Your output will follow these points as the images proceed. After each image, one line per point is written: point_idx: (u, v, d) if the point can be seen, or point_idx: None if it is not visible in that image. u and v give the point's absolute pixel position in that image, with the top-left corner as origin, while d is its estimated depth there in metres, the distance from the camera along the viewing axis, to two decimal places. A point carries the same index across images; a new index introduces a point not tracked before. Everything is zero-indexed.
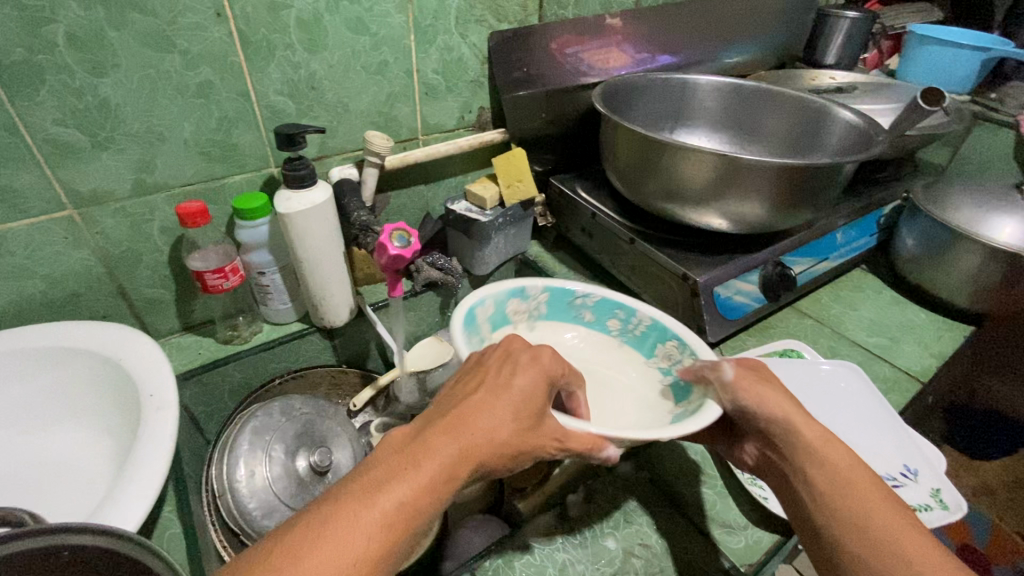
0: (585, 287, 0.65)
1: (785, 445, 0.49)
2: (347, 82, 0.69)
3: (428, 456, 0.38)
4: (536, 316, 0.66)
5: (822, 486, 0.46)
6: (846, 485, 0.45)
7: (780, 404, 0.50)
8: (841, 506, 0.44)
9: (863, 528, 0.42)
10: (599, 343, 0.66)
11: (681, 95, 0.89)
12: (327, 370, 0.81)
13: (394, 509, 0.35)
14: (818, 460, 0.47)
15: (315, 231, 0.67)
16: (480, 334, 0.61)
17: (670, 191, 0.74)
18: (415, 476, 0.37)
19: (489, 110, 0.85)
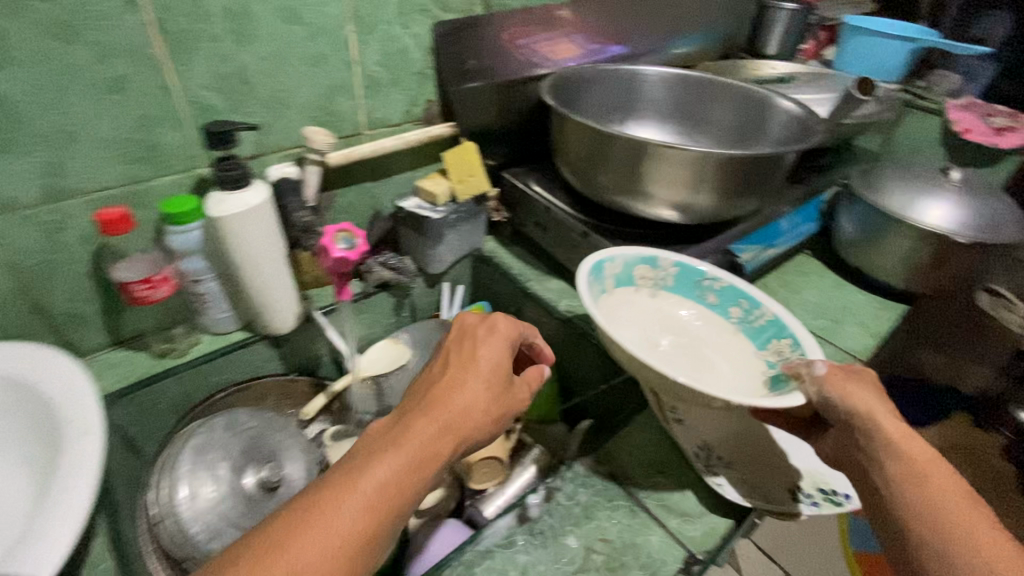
0: (718, 272, 0.69)
1: (859, 436, 0.48)
2: (282, 75, 0.65)
3: (412, 432, 0.43)
4: (663, 287, 0.71)
5: (893, 474, 0.44)
6: (921, 475, 0.43)
7: (864, 396, 0.49)
8: (916, 494, 0.42)
9: (936, 519, 0.41)
10: (715, 324, 0.68)
11: (629, 86, 0.89)
12: (275, 380, 0.77)
13: (385, 483, 0.40)
14: (892, 449, 0.45)
15: (253, 235, 0.63)
16: (602, 285, 0.67)
17: (620, 184, 0.74)
18: (404, 450, 0.41)
19: (437, 103, 0.82)
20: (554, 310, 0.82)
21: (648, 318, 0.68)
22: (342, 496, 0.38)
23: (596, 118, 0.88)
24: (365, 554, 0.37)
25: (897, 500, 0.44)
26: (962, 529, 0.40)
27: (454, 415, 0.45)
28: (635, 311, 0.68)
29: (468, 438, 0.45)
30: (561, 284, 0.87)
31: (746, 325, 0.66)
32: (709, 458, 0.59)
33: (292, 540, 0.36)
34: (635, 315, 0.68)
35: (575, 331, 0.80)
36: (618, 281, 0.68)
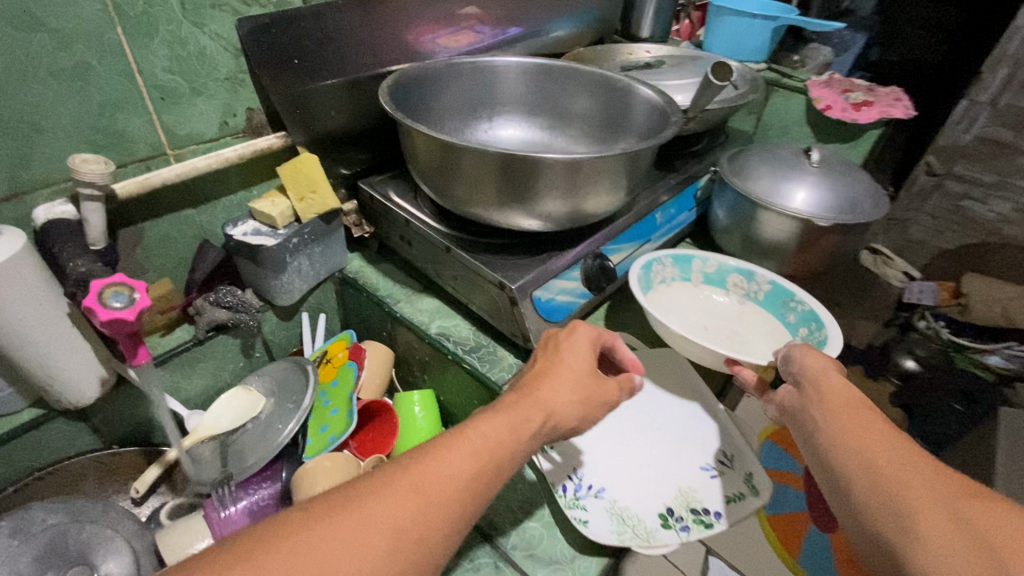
0: (807, 297, 0.76)
1: (809, 388, 0.53)
2: (28, 94, 0.52)
3: (516, 402, 0.46)
4: (754, 299, 0.81)
5: (833, 412, 0.49)
6: (854, 413, 0.48)
7: (824, 360, 0.55)
8: (845, 420, 0.47)
9: (868, 441, 0.44)
10: (780, 339, 0.76)
11: (486, 80, 0.82)
12: (91, 459, 0.64)
13: (493, 440, 0.42)
14: (831, 392, 0.51)
15: (8, 300, 0.50)
16: (689, 271, 0.82)
17: (474, 192, 0.67)
18: (510, 415, 0.44)
19: (262, 111, 0.71)
20: (425, 334, 0.74)
21: (719, 314, 0.80)
22: (457, 441, 0.40)
23: (457, 118, 0.82)
24: (472, 502, 0.38)
25: (830, 435, 0.47)
26: (891, 444, 0.44)
27: (554, 396, 0.47)
28: (716, 306, 0.81)
29: (561, 418, 0.47)
30: (434, 302, 0.79)
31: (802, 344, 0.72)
32: (577, 489, 0.55)
33: (411, 469, 0.37)
34: (701, 303, 0.81)
35: (446, 356, 0.72)
36: (706, 278, 0.83)
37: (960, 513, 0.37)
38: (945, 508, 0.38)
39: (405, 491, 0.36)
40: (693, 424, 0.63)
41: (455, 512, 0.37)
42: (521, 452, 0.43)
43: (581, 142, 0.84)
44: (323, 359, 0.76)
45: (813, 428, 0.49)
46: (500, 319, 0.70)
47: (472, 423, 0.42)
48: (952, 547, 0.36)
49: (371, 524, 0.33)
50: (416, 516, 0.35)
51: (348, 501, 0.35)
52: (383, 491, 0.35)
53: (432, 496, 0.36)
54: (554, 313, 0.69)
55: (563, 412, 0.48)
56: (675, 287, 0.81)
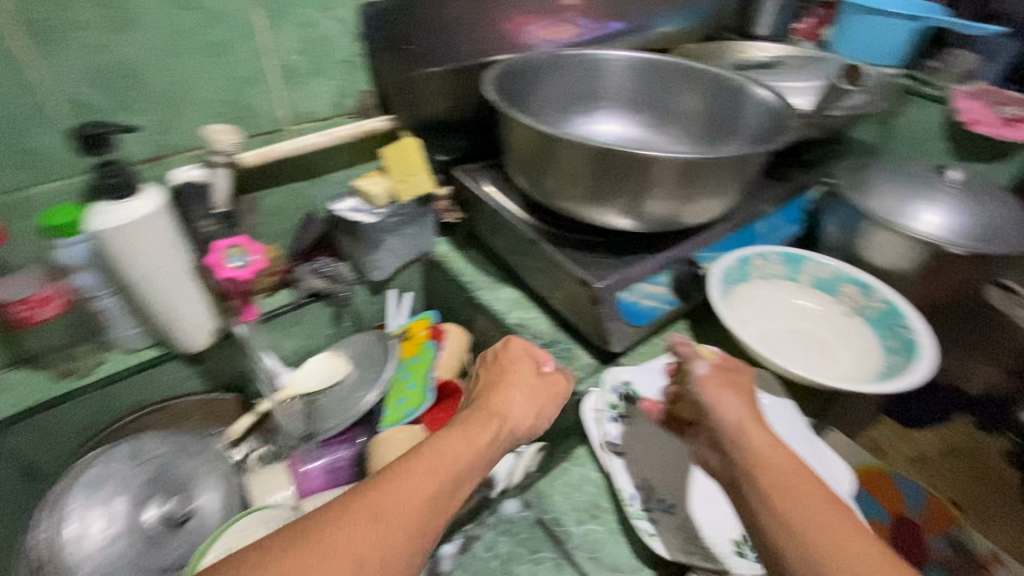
0: (920, 325, 0.67)
1: (736, 453, 0.46)
2: (177, 67, 0.58)
3: (470, 421, 0.48)
4: (862, 316, 0.73)
5: (785, 503, 0.41)
6: (814, 507, 0.40)
7: (746, 408, 0.49)
8: (794, 514, 0.40)
9: (838, 554, 0.38)
10: (867, 360, 0.69)
11: (592, 73, 0.80)
12: (196, 399, 0.71)
13: (449, 458, 0.43)
14: (763, 463, 0.44)
15: (145, 249, 0.56)
16: (800, 272, 0.78)
17: (568, 186, 0.67)
18: (460, 431, 0.47)
19: (372, 94, 0.74)
20: (503, 323, 0.75)
21: (818, 322, 0.75)
22: (416, 466, 0.42)
23: (559, 109, 0.81)
24: (433, 517, 0.40)
25: (791, 543, 0.39)
26: (860, 556, 0.37)
27: (505, 411, 0.51)
28: (815, 313, 0.76)
29: (516, 426, 0.51)
30: (514, 293, 0.79)
31: (885, 371, 0.66)
32: (645, 499, 0.53)
33: (371, 494, 0.39)
34: (800, 307, 0.76)
35: None
36: (816, 281, 0.77)
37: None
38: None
39: (363, 518, 0.37)
40: None
41: (420, 530, 0.39)
42: (478, 464, 0.45)
43: (683, 142, 0.81)
44: (405, 337, 0.80)
45: (758, 523, 0.42)
46: (581, 317, 0.68)
47: (431, 443, 0.44)
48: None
49: (336, 555, 0.35)
50: (382, 541, 0.37)
51: (311, 530, 0.36)
52: (341, 521, 0.37)
53: (392, 522, 0.38)
54: (639, 317, 0.67)
55: (516, 423, 0.51)
56: (776, 285, 0.77)
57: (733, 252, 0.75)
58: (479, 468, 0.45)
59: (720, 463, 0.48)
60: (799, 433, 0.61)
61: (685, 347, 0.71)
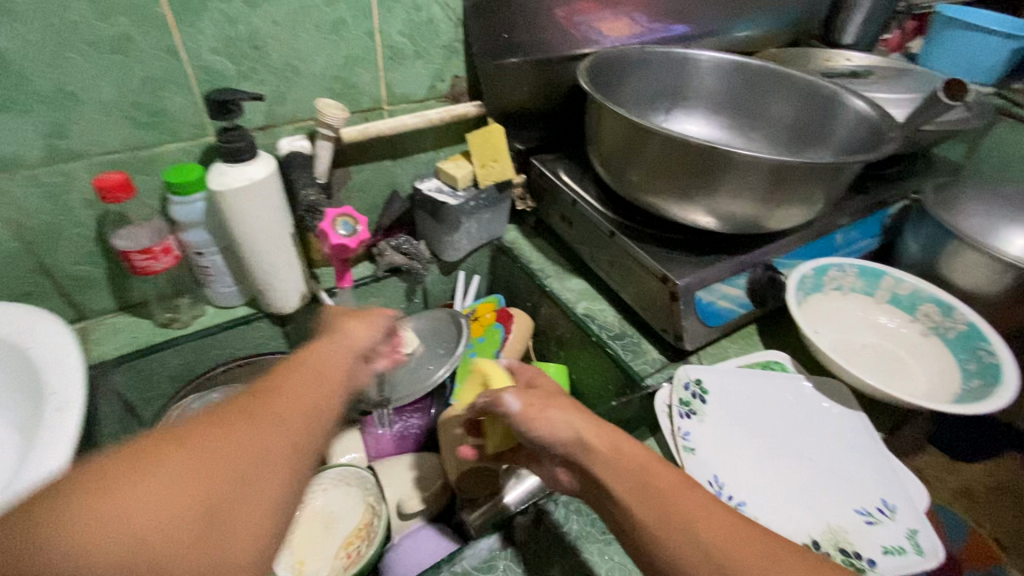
0: (1002, 349, 0.65)
1: (577, 456, 0.46)
2: (297, 42, 0.61)
3: (317, 344, 0.44)
4: (940, 336, 0.72)
5: (633, 499, 0.43)
6: (671, 501, 0.42)
7: (562, 416, 0.47)
8: (663, 513, 0.41)
9: (703, 549, 0.39)
10: (944, 382, 0.68)
11: (679, 71, 0.81)
12: (276, 358, 0.73)
13: (298, 393, 0.38)
14: (607, 461, 0.44)
15: (256, 211, 0.60)
16: (877, 288, 0.77)
17: (654, 181, 0.68)
18: (297, 380, 0.39)
19: (465, 79, 0.76)
20: (571, 312, 0.76)
21: (894, 340, 0.74)
22: (275, 390, 0.37)
23: (645, 104, 0.82)
24: (284, 460, 0.34)
25: (657, 544, 0.41)
26: (718, 545, 0.40)
27: (350, 328, 0.47)
28: (891, 330, 0.75)
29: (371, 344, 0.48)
30: (583, 284, 0.81)
31: (962, 394, 0.65)
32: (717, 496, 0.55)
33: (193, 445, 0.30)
34: (876, 323, 0.76)
35: (589, 338, 0.74)
36: (894, 298, 0.76)
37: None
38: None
39: (213, 441, 0.31)
40: (853, 466, 0.59)
41: (295, 444, 0.35)
42: (341, 376, 0.42)
43: (767, 147, 0.81)
44: (473, 317, 0.83)
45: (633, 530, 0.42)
46: (652, 312, 0.70)
47: (287, 366, 0.40)
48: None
49: (196, 482, 0.29)
50: (250, 460, 0.32)
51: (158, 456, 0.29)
52: (192, 442, 0.31)
53: (260, 439, 0.33)
54: (713, 317, 0.68)
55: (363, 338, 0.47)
56: (851, 298, 0.77)
57: (811, 260, 0.75)
58: (341, 381, 0.41)
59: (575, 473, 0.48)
60: (877, 446, 0.60)
61: (756, 351, 0.72)
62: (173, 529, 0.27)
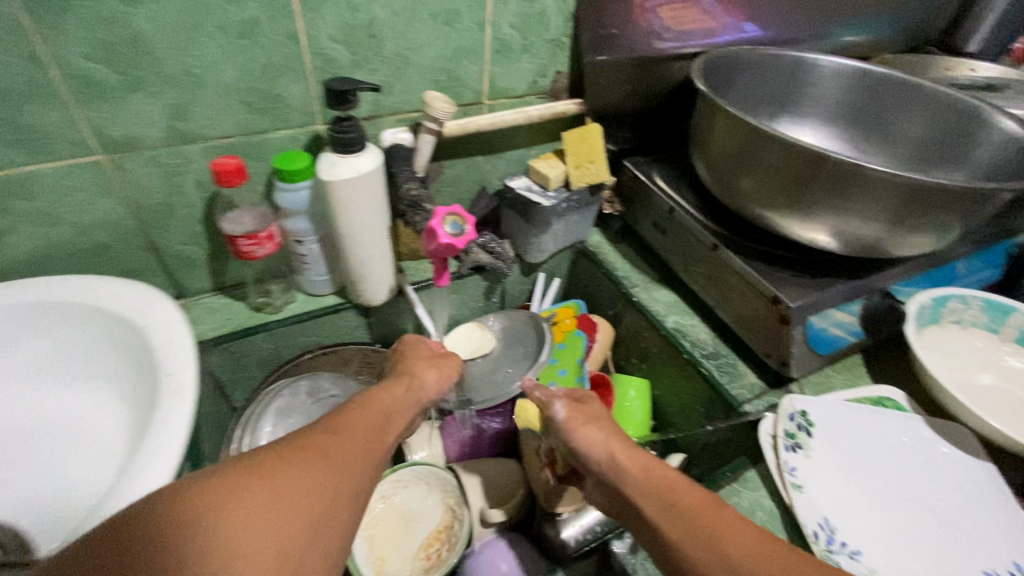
0: None
1: (607, 478, 0.44)
2: (411, 32, 0.59)
3: (384, 387, 0.49)
4: None
5: (663, 515, 0.39)
6: (699, 519, 0.38)
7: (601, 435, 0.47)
8: (690, 527, 0.37)
9: (733, 568, 0.35)
10: None
11: (795, 77, 0.76)
12: (359, 348, 0.73)
13: (368, 422, 0.42)
14: (636, 478, 0.42)
15: (361, 204, 0.59)
16: (1005, 325, 0.70)
17: (768, 191, 0.63)
18: (367, 413, 0.43)
19: (567, 76, 0.73)
20: (661, 325, 0.73)
21: None
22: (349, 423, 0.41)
23: (753, 110, 0.77)
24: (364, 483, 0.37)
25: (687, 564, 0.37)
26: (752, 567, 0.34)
27: (419, 378, 0.52)
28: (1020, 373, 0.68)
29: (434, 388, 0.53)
30: (671, 296, 0.77)
31: None
32: (829, 541, 0.51)
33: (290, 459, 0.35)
34: (1001, 364, 0.68)
35: (679, 354, 0.70)
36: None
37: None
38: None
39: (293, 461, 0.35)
40: (977, 521, 0.54)
41: (368, 468, 0.38)
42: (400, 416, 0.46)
43: (888, 163, 0.75)
44: (553, 321, 0.79)
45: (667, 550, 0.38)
46: (754, 335, 0.65)
47: (355, 404, 0.44)
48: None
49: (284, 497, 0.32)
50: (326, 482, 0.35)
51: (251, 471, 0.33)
52: (281, 464, 0.34)
53: (338, 464, 0.36)
54: (824, 346, 0.63)
55: (429, 392, 0.53)
56: (973, 335, 0.70)
57: (930, 290, 0.69)
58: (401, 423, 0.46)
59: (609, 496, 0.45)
60: (1009, 502, 0.55)
61: (863, 384, 0.66)
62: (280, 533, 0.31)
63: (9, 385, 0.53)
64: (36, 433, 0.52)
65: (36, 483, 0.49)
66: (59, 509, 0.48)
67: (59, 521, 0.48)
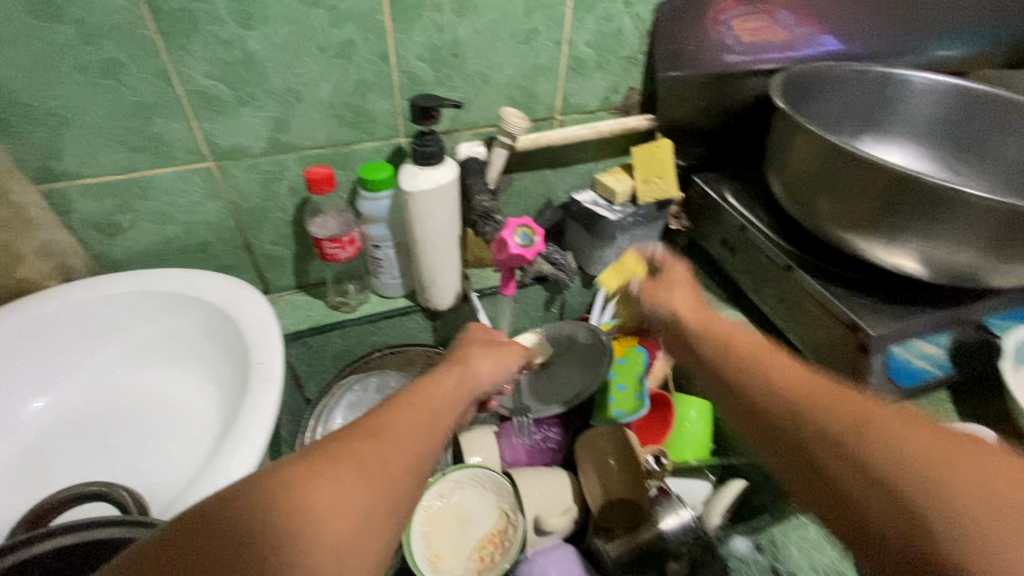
0: None
1: (674, 330, 0.50)
2: (491, 50, 0.62)
3: (439, 372, 0.50)
4: None
5: (729, 360, 0.41)
6: (749, 350, 0.41)
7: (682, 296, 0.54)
8: (740, 357, 0.41)
9: (774, 385, 0.37)
10: None
11: (884, 94, 0.73)
12: (423, 350, 0.76)
13: (424, 407, 0.43)
14: (700, 334, 0.47)
15: (436, 214, 0.62)
16: None
17: (851, 212, 0.60)
18: (424, 395, 0.45)
19: (639, 92, 0.74)
20: None
21: None
22: (403, 418, 0.41)
23: (835, 128, 0.74)
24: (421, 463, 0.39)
25: (733, 387, 0.40)
26: (792, 388, 0.36)
27: (475, 369, 0.53)
28: None
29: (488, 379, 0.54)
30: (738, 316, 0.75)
31: None
32: None
33: (353, 444, 0.37)
34: None
35: None
36: None
37: (965, 479, 0.27)
38: (928, 487, 0.27)
39: (351, 469, 0.35)
40: None
41: (424, 449, 0.40)
42: (456, 402, 0.47)
43: (988, 186, 0.70)
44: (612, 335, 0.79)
45: (720, 384, 0.41)
46: (829, 363, 0.62)
47: (408, 395, 0.44)
48: (968, 535, 0.25)
49: (348, 479, 0.34)
50: (382, 497, 0.35)
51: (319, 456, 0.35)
52: (343, 449, 0.36)
53: (395, 445, 0.38)
54: (909, 378, 0.60)
55: (483, 381, 0.53)
56: None
57: None
58: (458, 408, 0.47)
59: (677, 351, 0.50)
60: None
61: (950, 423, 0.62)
62: (345, 511, 0.33)
63: (121, 363, 0.59)
64: (138, 408, 0.57)
65: (139, 452, 0.54)
66: (157, 478, 0.53)
67: (157, 488, 0.52)
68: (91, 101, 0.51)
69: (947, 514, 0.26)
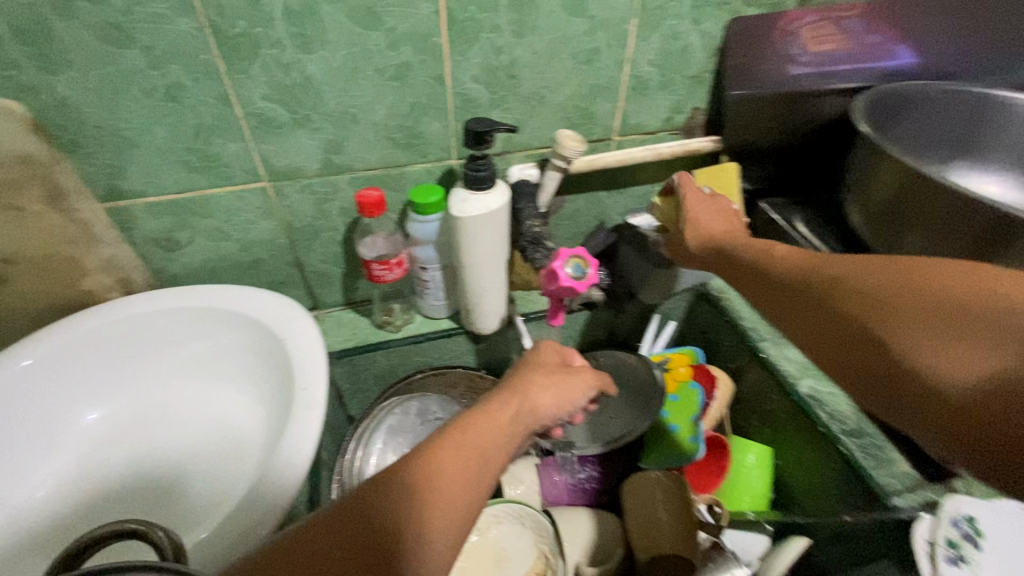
0: None
1: (706, 239, 0.57)
2: (549, 71, 0.60)
3: (497, 402, 0.44)
4: None
5: (758, 250, 0.49)
6: (759, 246, 0.50)
7: (698, 199, 0.60)
8: (754, 250, 0.50)
9: (785, 263, 0.46)
10: None
11: (983, 117, 0.65)
12: (465, 373, 0.75)
13: (475, 448, 0.39)
14: (723, 236, 0.56)
15: (485, 239, 0.60)
16: None
17: (948, 251, 0.54)
18: (480, 430, 0.40)
19: (705, 112, 0.70)
20: (793, 391, 0.65)
21: None
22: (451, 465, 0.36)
23: (920, 153, 0.68)
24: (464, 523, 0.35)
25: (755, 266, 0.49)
26: (806, 263, 0.44)
27: (538, 402, 0.47)
28: None
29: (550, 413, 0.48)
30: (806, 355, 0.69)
31: None
32: None
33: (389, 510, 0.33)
34: None
35: (813, 427, 0.63)
36: None
37: (954, 297, 0.34)
38: (925, 296, 0.35)
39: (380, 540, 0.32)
40: None
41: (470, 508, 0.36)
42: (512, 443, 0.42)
43: None
44: (664, 368, 0.74)
45: (743, 272, 0.50)
46: None
47: (452, 436, 0.39)
48: (942, 331, 0.33)
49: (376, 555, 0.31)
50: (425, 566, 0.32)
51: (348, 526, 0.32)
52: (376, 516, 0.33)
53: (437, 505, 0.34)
54: None
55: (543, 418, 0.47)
56: None
57: None
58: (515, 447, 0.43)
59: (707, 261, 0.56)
60: None
61: None
62: None
63: (175, 376, 0.61)
64: (184, 424, 0.58)
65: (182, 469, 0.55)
66: (200, 497, 0.53)
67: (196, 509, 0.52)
68: (156, 124, 0.52)
69: (937, 315, 0.34)
